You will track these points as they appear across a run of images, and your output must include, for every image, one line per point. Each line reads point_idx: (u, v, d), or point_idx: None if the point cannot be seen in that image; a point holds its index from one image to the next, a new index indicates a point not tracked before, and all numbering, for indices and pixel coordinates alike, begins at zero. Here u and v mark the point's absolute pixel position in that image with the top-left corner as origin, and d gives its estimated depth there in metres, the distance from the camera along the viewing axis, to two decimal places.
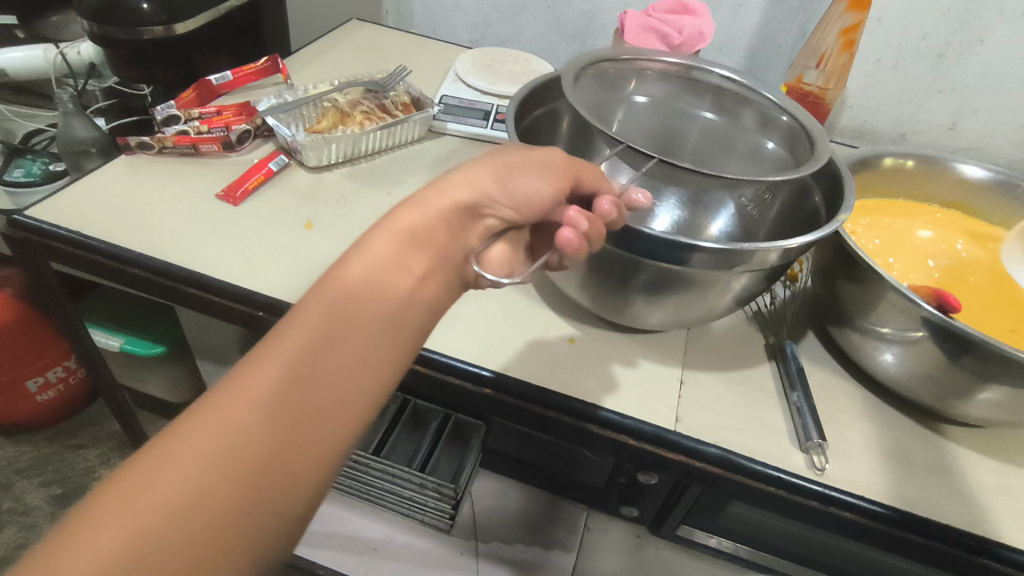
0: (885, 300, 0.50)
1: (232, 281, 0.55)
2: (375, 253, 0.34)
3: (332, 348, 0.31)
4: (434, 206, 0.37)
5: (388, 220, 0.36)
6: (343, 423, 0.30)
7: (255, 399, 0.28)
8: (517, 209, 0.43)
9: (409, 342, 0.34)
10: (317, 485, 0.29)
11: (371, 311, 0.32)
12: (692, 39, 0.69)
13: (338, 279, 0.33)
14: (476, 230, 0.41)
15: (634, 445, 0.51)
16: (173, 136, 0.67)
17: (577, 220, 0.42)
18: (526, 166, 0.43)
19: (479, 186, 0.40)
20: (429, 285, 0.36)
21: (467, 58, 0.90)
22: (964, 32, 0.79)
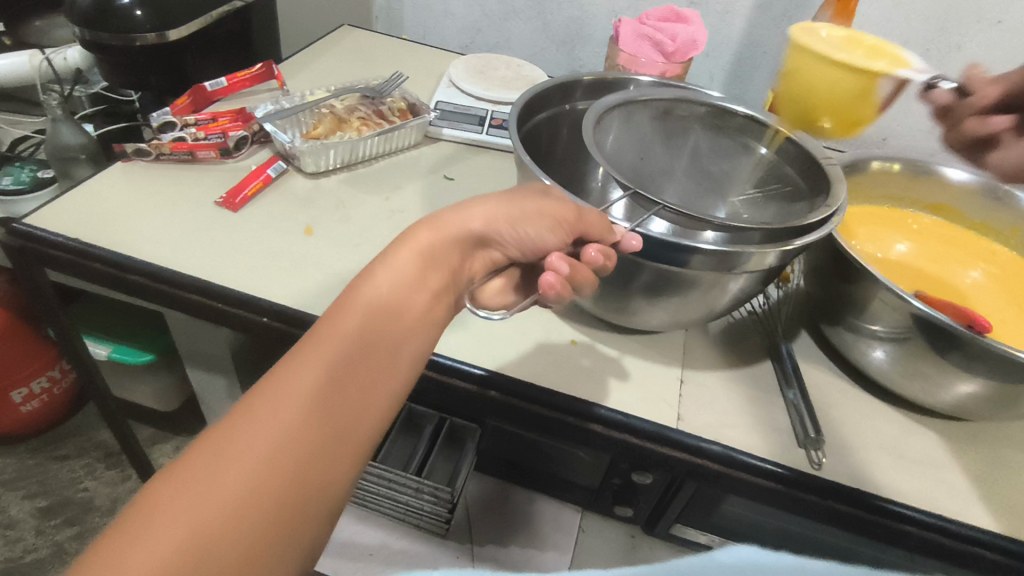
0: (877, 300, 0.52)
1: (236, 287, 0.55)
2: (398, 269, 0.37)
3: (364, 354, 0.34)
4: (449, 235, 0.40)
5: (403, 239, 0.39)
6: (373, 422, 0.33)
7: (298, 401, 0.31)
8: (522, 250, 0.44)
9: (422, 351, 0.37)
10: (350, 477, 0.32)
11: (395, 322, 0.36)
12: (685, 47, 0.70)
13: (364, 293, 0.36)
14: (479, 262, 0.43)
15: (637, 445, 0.52)
16: (170, 143, 0.67)
17: (559, 267, 0.41)
18: (538, 213, 0.42)
19: (493, 225, 0.42)
20: (438, 302, 0.39)
21: (460, 64, 0.91)
22: (943, 38, 0.82)
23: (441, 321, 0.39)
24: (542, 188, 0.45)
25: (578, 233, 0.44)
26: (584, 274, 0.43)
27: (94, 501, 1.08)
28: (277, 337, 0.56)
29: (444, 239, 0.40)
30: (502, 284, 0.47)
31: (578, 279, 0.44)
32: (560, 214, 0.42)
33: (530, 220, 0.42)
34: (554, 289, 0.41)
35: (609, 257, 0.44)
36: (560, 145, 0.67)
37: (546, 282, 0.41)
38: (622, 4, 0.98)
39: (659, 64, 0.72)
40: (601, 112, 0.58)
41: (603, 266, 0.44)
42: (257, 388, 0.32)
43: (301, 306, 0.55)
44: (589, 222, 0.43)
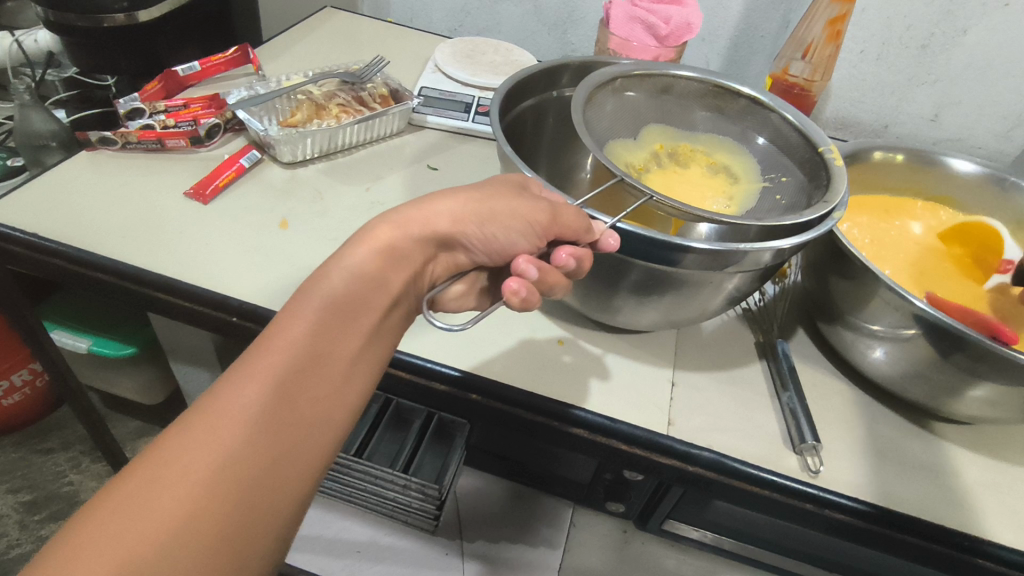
0: (877, 298, 0.49)
1: (205, 285, 0.53)
2: (357, 268, 0.33)
3: (316, 365, 0.31)
4: (412, 232, 0.35)
5: (361, 235, 0.35)
6: (327, 437, 0.31)
7: (239, 420, 0.28)
8: (490, 254, 0.40)
9: (381, 356, 0.35)
10: (302, 496, 0.30)
11: (350, 328, 0.32)
12: (679, 31, 0.66)
13: (316, 295, 0.32)
14: (442, 265, 0.39)
15: (625, 449, 0.49)
16: (137, 131, 0.64)
17: (527, 271, 0.37)
18: (509, 214, 0.38)
19: (460, 224, 0.37)
20: (400, 306, 0.36)
21: (447, 48, 0.87)
22: (948, 22, 0.79)
23: (400, 324, 0.36)
24: (518, 189, 0.40)
25: (555, 236, 0.40)
26: (554, 278, 0.39)
27: (79, 495, 1.06)
28: (250, 336, 0.53)
29: (406, 237, 0.35)
30: (461, 287, 0.43)
31: (549, 285, 0.39)
32: (533, 216, 0.38)
33: (501, 221, 0.38)
34: (519, 298, 0.36)
35: (584, 260, 0.41)
36: (546, 134, 0.64)
37: (509, 287, 0.36)
38: None
39: (652, 48, 0.68)
40: (592, 88, 0.55)
41: (577, 270, 0.40)
42: (197, 404, 0.29)
43: (274, 305, 0.52)
44: (565, 222, 0.39)
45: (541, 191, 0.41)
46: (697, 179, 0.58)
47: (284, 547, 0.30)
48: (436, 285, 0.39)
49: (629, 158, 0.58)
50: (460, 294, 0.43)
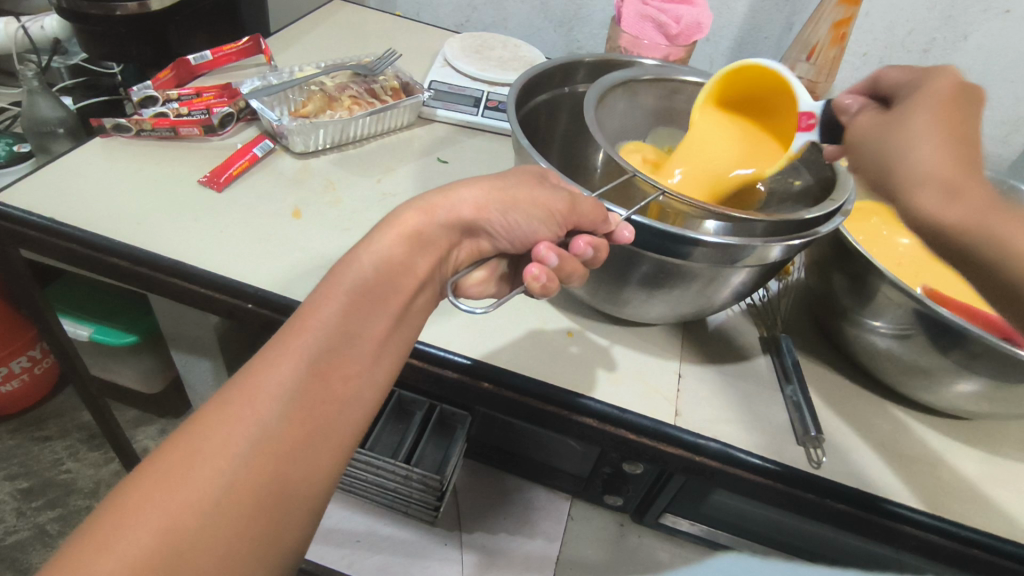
0: (880, 294, 0.50)
1: (220, 272, 0.53)
2: (385, 252, 0.34)
3: (346, 345, 0.32)
4: (438, 218, 0.36)
5: (389, 221, 0.35)
6: (357, 414, 0.31)
7: (273, 396, 0.29)
8: (511, 242, 0.40)
9: (408, 338, 0.36)
10: (333, 471, 0.31)
11: (380, 309, 0.33)
12: (688, 31, 0.67)
13: (345, 278, 0.33)
14: (465, 250, 0.39)
15: (632, 439, 0.50)
16: (151, 118, 0.64)
17: (547, 257, 0.38)
18: (531, 202, 0.38)
19: (484, 211, 0.38)
20: (426, 289, 0.36)
21: (456, 43, 0.88)
22: (950, 28, 0.81)
23: (427, 308, 0.37)
24: (538, 179, 0.40)
25: (574, 224, 0.41)
26: (573, 266, 0.40)
27: (77, 483, 1.06)
28: (264, 323, 0.54)
29: (432, 223, 0.36)
30: (482, 275, 0.43)
31: (568, 272, 0.40)
32: (553, 204, 0.39)
33: (522, 208, 0.38)
34: (540, 283, 0.36)
35: (601, 249, 0.41)
36: (557, 129, 0.65)
37: (530, 273, 0.36)
38: None
39: (663, 47, 0.69)
40: (607, 85, 0.56)
41: (594, 258, 0.41)
42: (234, 381, 0.30)
43: (289, 293, 0.53)
44: (583, 211, 0.40)
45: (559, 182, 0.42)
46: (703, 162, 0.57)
47: (317, 520, 0.31)
48: (458, 270, 0.40)
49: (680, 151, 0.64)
50: (480, 281, 0.43)
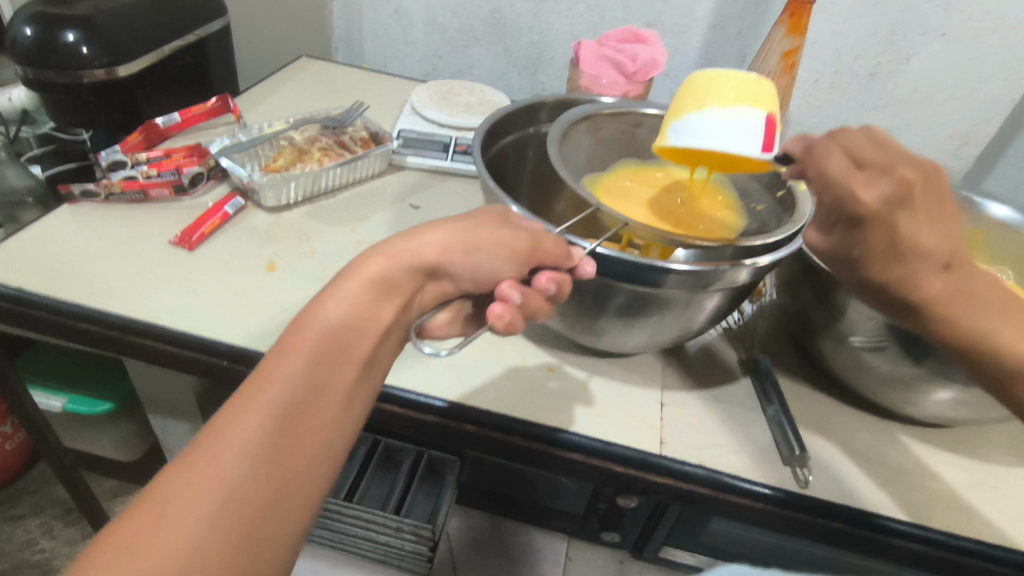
0: (850, 309, 0.51)
1: (194, 331, 0.52)
2: (351, 300, 0.34)
3: (315, 397, 0.31)
4: (404, 262, 0.36)
5: (353, 268, 0.35)
6: (325, 465, 0.31)
7: (242, 451, 0.28)
8: (476, 283, 0.40)
9: (375, 386, 0.35)
10: (303, 526, 0.30)
11: (348, 357, 0.33)
12: (646, 67, 0.69)
13: (311, 329, 0.33)
14: (430, 293, 0.39)
15: (620, 472, 0.50)
16: (121, 182, 0.64)
17: (510, 295, 0.38)
18: (494, 243, 0.39)
19: (448, 253, 0.38)
20: (392, 336, 0.36)
21: (423, 91, 0.90)
22: (892, 51, 0.85)
23: (391, 355, 0.37)
24: (499, 220, 0.41)
25: (538, 262, 0.41)
26: (537, 302, 0.40)
27: (52, 562, 1.01)
28: (241, 380, 0.53)
29: (397, 267, 0.36)
30: (445, 317, 0.42)
31: (533, 309, 0.40)
32: (515, 244, 0.39)
33: (486, 249, 0.38)
34: (503, 321, 0.37)
35: (564, 285, 0.41)
36: (525, 169, 0.67)
37: (494, 314, 0.36)
38: (581, 28, 1.01)
39: (621, 86, 0.71)
40: (569, 124, 0.58)
41: (558, 294, 0.41)
42: (199, 438, 0.29)
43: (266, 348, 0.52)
44: (546, 249, 0.40)
45: (521, 220, 0.42)
46: (669, 206, 0.58)
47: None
48: (422, 313, 0.39)
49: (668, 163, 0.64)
50: (444, 324, 0.43)
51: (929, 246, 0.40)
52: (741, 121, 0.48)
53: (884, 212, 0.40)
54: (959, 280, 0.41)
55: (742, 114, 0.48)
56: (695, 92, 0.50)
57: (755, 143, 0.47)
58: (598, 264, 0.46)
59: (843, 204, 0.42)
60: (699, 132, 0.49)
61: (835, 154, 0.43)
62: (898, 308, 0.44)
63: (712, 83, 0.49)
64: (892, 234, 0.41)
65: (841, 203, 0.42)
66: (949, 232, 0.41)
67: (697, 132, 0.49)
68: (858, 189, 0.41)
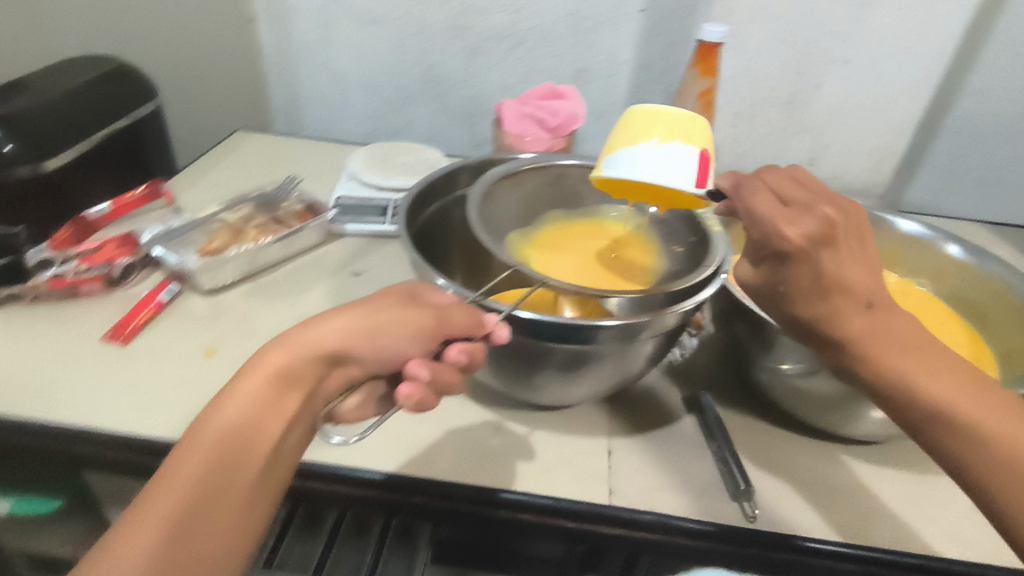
0: (779, 341, 0.53)
1: (128, 430, 0.51)
2: (247, 399, 0.34)
3: (210, 504, 0.32)
4: (303, 353, 0.36)
5: (252, 363, 0.36)
6: (226, 569, 0.32)
7: (131, 568, 0.29)
8: (383, 364, 0.40)
9: (286, 480, 0.35)
10: None
11: (247, 457, 0.33)
12: (567, 121, 0.73)
13: (207, 432, 0.33)
14: (335, 381, 0.38)
15: (575, 528, 0.49)
16: (48, 281, 0.63)
17: (418, 373, 0.39)
18: (399, 324, 0.40)
19: (351, 339, 0.38)
20: (300, 427, 0.36)
21: (360, 155, 0.91)
22: (803, 81, 0.90)
23: (304, 444, 0.37)
24: (405, 299, 0.42)
25: (447, 337, 0.42)
26: (449, 375, 0.41)
27: None
28: None
29: (298, 360, 0.36)
30: (355, 397, 0.43)
31: (444, 383, 0.41)
32: (420, 323, 0.40)
33: (392, 332, 0.39)
34: (412, 401, 0.39)
35: (476, 355, 0.43)
36: (456, 230, 0.68)
37: (402, 393, 0.38)
38: (512, 80, 1.04)
39: (545, 139, 0.74)
40: (490, 183, 0.60)
41: (470, 365, 0.42)
42: (94, 554, 0.30)
43: None
44: (454, 322, 0.42)
45: (431, 296, 0.43)
46: (604, 261, 0.62)
47: None
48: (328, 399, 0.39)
49: (594, 216, 0.68)
50: (356, 405, 0.43)
51: (855, 284, 0.39)
52: (677, 157, 0.50)
53: (807, 249, 0.39)
54: (883, 321, 0.40)
55: (677, 151, 0.50)
56: (634, 124, 0.52)
57: (690, 178, 0.50)
58: (527, 326, 0.47)
59: (769, 242, 0.41)
60: (637, 168, 0.51)
61: (763, 194, 0.42)
62: (818, 343, 0.42)
63: (647, 118, 0.51)
64: (817, 271, 0.39)
65: (767, 237, 0.41)
66: (873, 269, 0.40)
67: (635, 167, 0.51)
68: (782, 226, 0.40)
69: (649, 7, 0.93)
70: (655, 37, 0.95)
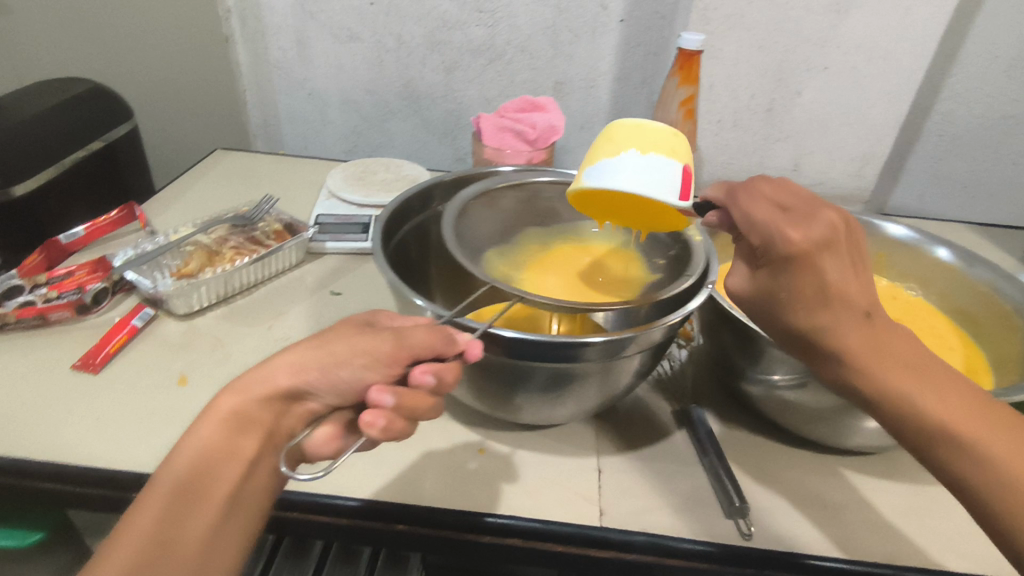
0: (767, 352, 0.52)
1: (96, 465, 0.49)
2: (202, 445, 0.36)
3: (163, 554, 0.33)
4: (254, 395, 0.38)
5: (207, 410, 0.38)
6: None
7: None
8: (344, 395, 0.39)
9: (248, 521, 0.37)
10: None
11: (203, 501, 0.35)
12: (545, 133, 0.72)
13: (162, 485, 0.35)
14: (296, 417, 0.39)
15: (562, 552, 0.48)
16: (15, 310, 0.61)
17: (381, 400, 0.35)
18: (350, 352, 0.38)
19: (301, 374, 0.38)
20: (259, 466, 0.37)
21: (339, 173, 0.90)
22: (784, 88, 0.89)
23: (267, 486, 0.38)
24: (363, 327, 0.40)
25: (413, 357, 0.38)
26: (416, 399, 0.37)
27: None
28: None
29: (249, 402, 0.38)
30: (331, 430, 0.40)
31: (415, 408, 0.37)
32: (373, 347, 0.38)
33: (342, 361, 0.38)
34: (377, 428, 0.35)
35: (446, 373, 0.38)
36: (432, 246, 0.67)
37: (364, 422, 0.35)
38: (492, 93, 1.03)
39: (525, 152, 0.73)
40: (462, 202, 0.59)
41: (440, 384, 0.38)
42: None
43: None
44: (413, 342, 0.38)
45: (389, 322, 0.42)
46: (591, 279, 0.60)
47: None
48: (294, 436, 0.39)
49: (569, 233, 0.66)
50: (336, 438, 0.40)
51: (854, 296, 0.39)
52: (660, 170, 0.48)
53: (809, 254, 0.39)
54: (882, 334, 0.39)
55: (660, 164, 0.49)
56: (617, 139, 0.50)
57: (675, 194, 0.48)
58: (508, 346, 0.45)
59: (771, 247, 0.40)
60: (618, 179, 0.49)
61: (761, 201, 0.42)
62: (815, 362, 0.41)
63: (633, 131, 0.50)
64: (820, 281, 0.39)
65: (768, 241, 0.40)
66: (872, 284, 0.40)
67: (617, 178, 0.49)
68: (783, 229, 0.40)
69: (627, 17, 0.92)
70: (634, 47, 0.95)
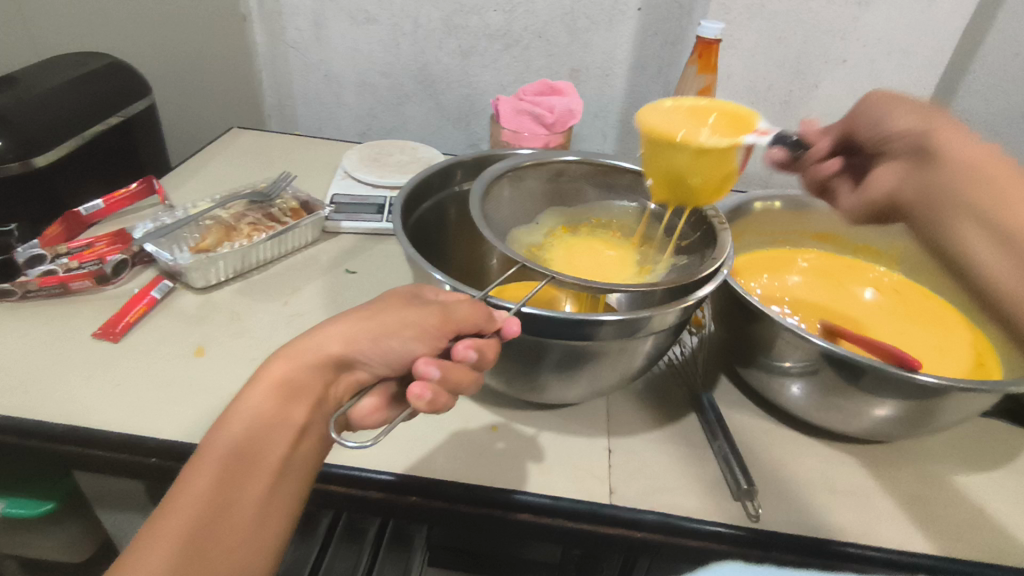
0: (780, 339, 0.53)
1: (118, 429, 0.50)
2: (258, 410, 0.37)
3: (222, 517, 0.33)
4: (304, 362, 0.38)
5: (259, 374, 0.38)
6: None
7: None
8: (389, 366, 0.40)
9: (299, 490, 0.37)
10: None
11: (259, 467, 0.35)
12: (562, 117, 0.72)
13: (218, 447, 0.35)
14: (344, 385, 0.40)
15: (572, 526, 0.49)
16: (38, 278, 0.61)
17: (427, 372, 0.36)
18: (399, 324, 0.39)
19: (353, 344, 0.39)
20: (309, 434, 0.38)
21: (354, 154, 0.91)
22: (801, 79, 0.89)
23: (316, 454, 0.38)
24: (406, 300, 0.41)
25: (455, 332, 0.39)
26: (459, 374, 0.38)
27: None
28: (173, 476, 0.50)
29: (300, 368, 0.38)
30: (377, 402, 0.41)
31: (456, 383, 0.38)
32: (424, 321, 0.39)
33: (391, 332, 0.39)
34: (425, 401, 0.35)
35: (487, 349, 0.39)
36: (450, 225, 0.67)
37: (412, 393, 0.35)
38: (508, 79, 1.03)
39: (542, 135, 0.73)
40: (491, 181, 0.58)
41: (480, 361, 0.39)
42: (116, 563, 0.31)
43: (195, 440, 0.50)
44: (458, 318, 0.39)
45: (434, 295, 0.42)
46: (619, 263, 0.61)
47: None
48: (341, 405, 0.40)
49: (594, 213, 0.67)
50: (382, 409, 0.41)
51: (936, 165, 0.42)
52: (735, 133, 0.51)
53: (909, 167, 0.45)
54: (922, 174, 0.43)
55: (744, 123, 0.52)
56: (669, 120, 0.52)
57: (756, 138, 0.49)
58: (525, 322, 0.46)
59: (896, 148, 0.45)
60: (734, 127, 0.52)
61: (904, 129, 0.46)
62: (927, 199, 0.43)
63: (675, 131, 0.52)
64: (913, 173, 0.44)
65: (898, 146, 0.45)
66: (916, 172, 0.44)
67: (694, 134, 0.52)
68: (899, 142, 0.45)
69: (645, 6, 0.92)
70: (652, 36, 0.95)
